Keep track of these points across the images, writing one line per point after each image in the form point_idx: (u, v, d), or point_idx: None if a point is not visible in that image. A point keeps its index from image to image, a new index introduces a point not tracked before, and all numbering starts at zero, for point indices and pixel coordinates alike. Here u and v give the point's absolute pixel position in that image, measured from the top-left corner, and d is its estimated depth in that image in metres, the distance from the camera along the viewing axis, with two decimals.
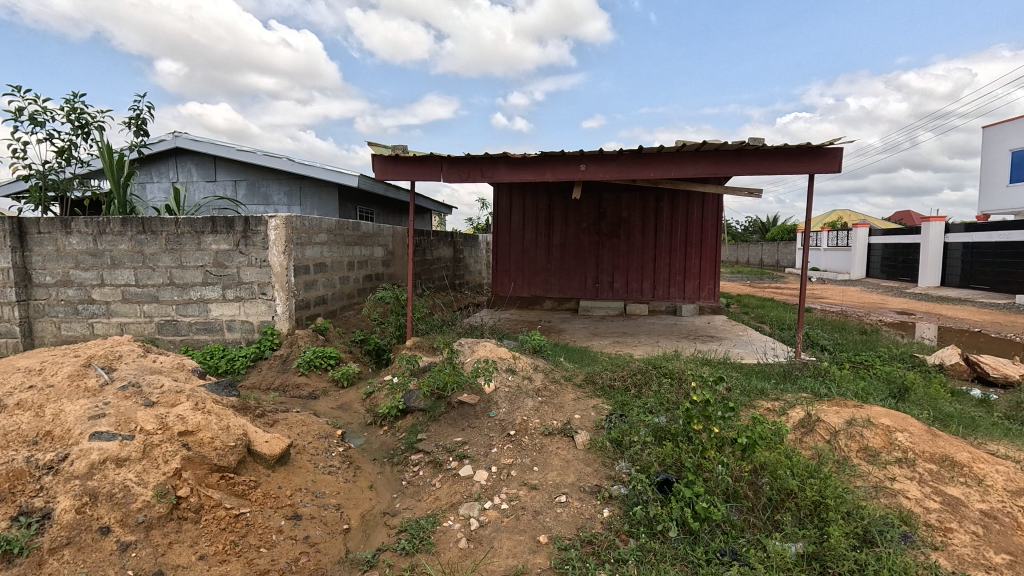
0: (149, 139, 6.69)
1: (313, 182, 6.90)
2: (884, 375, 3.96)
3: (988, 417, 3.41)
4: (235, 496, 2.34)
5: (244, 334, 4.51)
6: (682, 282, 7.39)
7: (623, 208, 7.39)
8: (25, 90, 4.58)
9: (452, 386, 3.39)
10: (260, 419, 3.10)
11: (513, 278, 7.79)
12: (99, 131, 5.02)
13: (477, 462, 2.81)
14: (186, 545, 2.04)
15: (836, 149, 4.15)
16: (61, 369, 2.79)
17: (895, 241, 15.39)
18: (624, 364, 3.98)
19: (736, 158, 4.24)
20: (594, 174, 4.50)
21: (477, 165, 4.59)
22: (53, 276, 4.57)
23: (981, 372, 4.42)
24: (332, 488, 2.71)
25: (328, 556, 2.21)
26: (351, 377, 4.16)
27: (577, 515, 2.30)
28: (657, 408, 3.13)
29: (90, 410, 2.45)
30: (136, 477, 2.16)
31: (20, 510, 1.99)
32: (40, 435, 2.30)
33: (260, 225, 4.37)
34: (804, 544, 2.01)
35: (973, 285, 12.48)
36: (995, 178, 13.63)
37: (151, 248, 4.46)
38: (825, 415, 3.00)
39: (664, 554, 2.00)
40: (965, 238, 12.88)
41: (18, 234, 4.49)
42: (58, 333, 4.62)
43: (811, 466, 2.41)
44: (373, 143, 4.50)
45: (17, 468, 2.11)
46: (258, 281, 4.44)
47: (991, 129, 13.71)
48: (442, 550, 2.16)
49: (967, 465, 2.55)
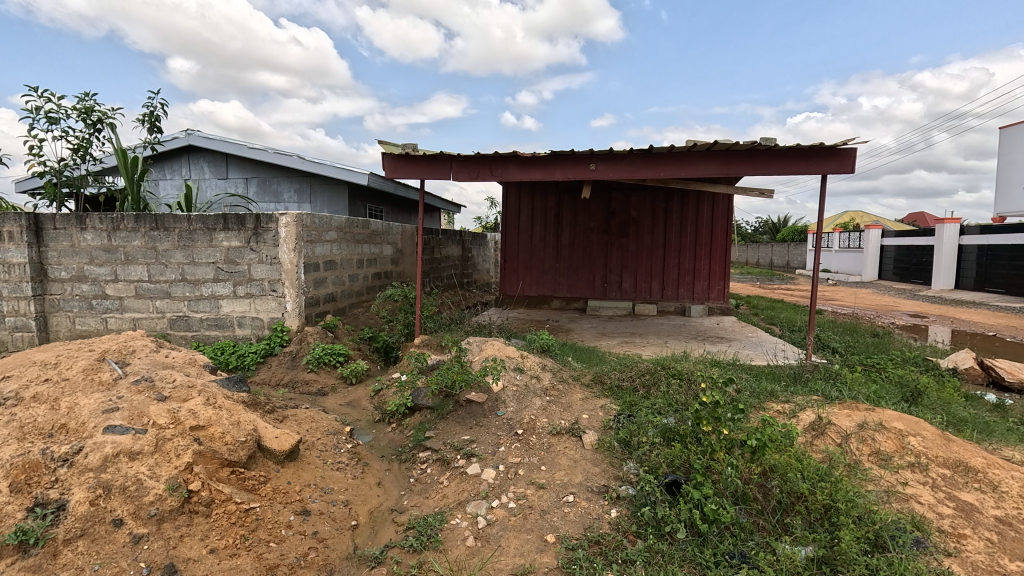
0: (162, 136, 6.77)
1: (323, 180, 6.94)
2: (896, 378, 3.92)
3: (1002, 422, 3.35)
4: (245, 490, 2.37)
5: (255, 331, 4.55)
6: (691, 283, 7.34)
7: (632, 207, 7.36)
8: (41, 89, 4.72)
9: (460, 384, 3.39)
10: (270, 414, 3.14)
11: (522, 277, 7.79)
12: (111, 128, 5.08)
13: (485, 460, 2.82)
14: (197, 538, 2.07)
15: (850, 149, 4.10)
16: (76, 363, 2.84)
17: (909, 242, 15.18)
18: (632, 364, 3.97)
19: (747, 158, 4.20)
20: (603, 173, 4.48)
21: (486, 165, 4.60)
22: (68, 271, 4.64)
23: (995, 376, 4.36)
24: (341, 485, 2.72)
25: (336, 552, 2.22)
26: (360, 374, 4.21)
27: (584, 515, 2.30)
28: (666, 409, 3.12)
29: (104, 403, 2.49)
30: (148, 470, 2.18)
31: (35, 501, 2.02)
32: (55, 428, 2.34)
33: (271, 222, 4.41)
34: (814, 548, 1.99)
35: (988, 288, 12.28)
36: (1013, 179, 13.35)
37: (164, 244, 4.51)
38: (836, 418, 2.97)
39: (672, 556, 1.99)
40: (981, 240, 12.67)
41: (35, 229, 4.57)
42: (73, 327, 4.69)
43: (822, 469, 2.38)
44: (383, 142, 4.52)
45: (33, 460, 2.14)
46: (269, 278, 4.48)
47: (1009, 129, 13.43)
48: (449, 548, 2.17)
49: (981, 471, 2.51)
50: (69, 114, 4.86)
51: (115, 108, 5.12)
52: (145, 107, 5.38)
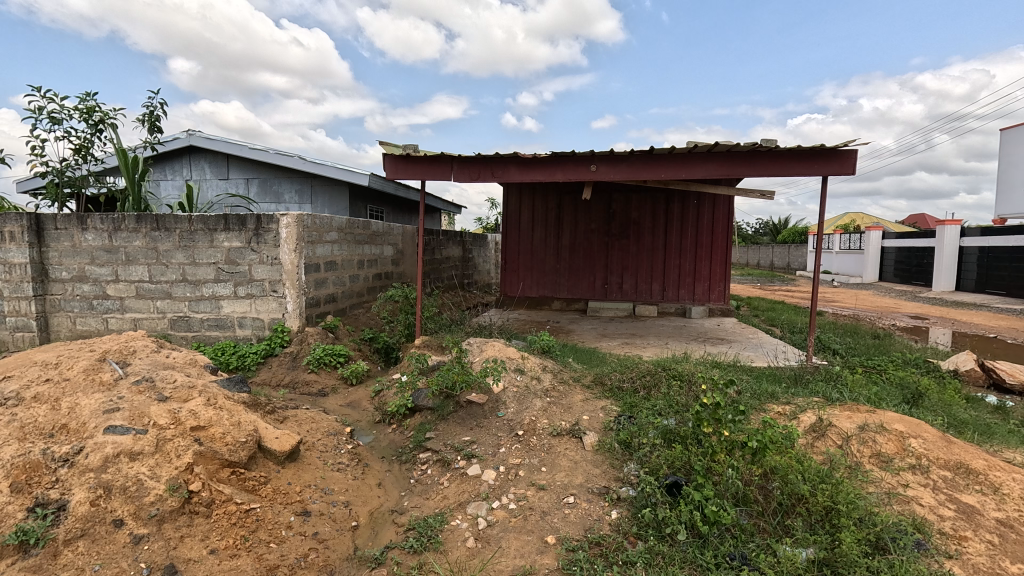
0: (163, 137, 6.78)
1: (324, 181, 6.95)
2: (898, 381, 3.91)
3: (1003, 424, 3.35)
4: (246, 491, 2.37)
5: (255, 331, 4.55)
6: (692, 284, 7.33)
7: (632, 208, 7.35)
8: (44, 90, 4.70)
9: (461, 385, 3.38)
10: (271, 415, 3.14)
11: (523, 278, 7.79)
12: (112, 128, 5.09)
13: (485, 461, 2.81)
14: (198, 539, 2.07)
15: (851, 150, 4.09)
16: (77, 363, 2.85)
17: (909, 244, 15.18)
18: (633, 365, 3.97)
19: (748, 159, 4.20)
20: (603, 175, 4.48)
21: (487, 166, 4.60)
22: (69, 271, 4.64)
23: (996, 379, 4.35)
24: (341, 485, 2.72)
25: (337, 553, 2.22)
26: (361, 375, 4.21)
27: (585, 517, 2.30)
28: (666, 411, 3.12)
29: (104, 404, 2.49)
30: (149, 471, 2.18)
31: (36, 501, 2.02)
32: (56, 428, 2.34)
33: (272, 223, 4.42)
34: (815, 550, 1.98)
35: (989, 290, 12.27)
36: (1014, 181, 13.35)
37: (165, 244, 4.51)
38: (837, 420, 2.97)
39: (673, 557, 1.99)
40: (982, 242, 12.66)
41: (36, 230, 4.57)
42: (73, 327, 4.70)
43: (823, 471, 2.37)
44: (384, 143, 4.53)
45: (33, 460, 2.14)
46: (269, 279, 4.48)
47: (1010, 131, 13.43)
48: (449, 549, 2.17)
49: (983, 473, 2.50)
50: (71, 115, 4.88)
51: (116, 108, 5.11)
52: (145, 107, 5.38)
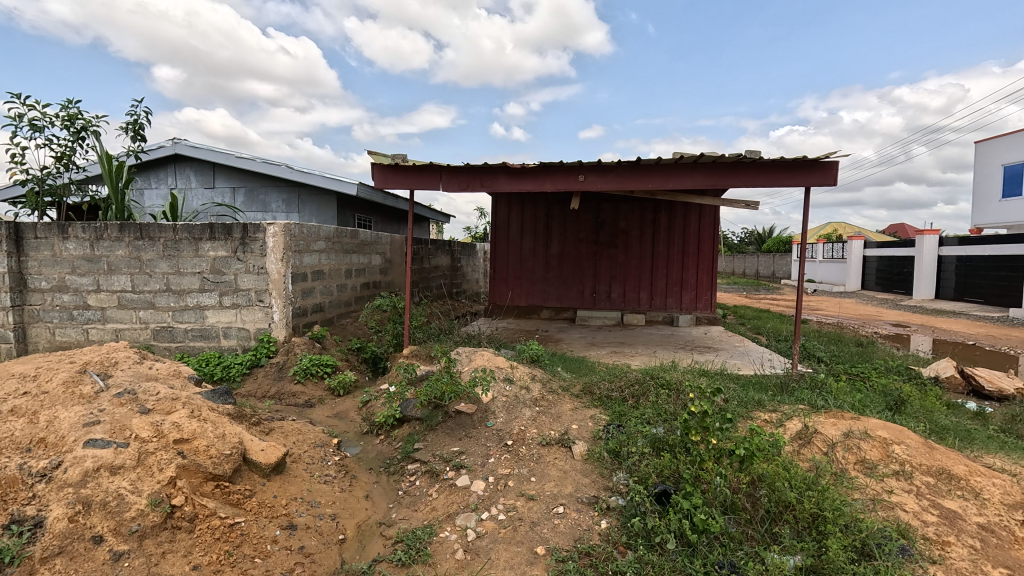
0: (148, 146, 6.71)
1: (312, 189, 6.90)
2: (881, 387, 3.98)
3: (984, 430, 3.42)
4: (230, 505, 2.33)
5: (241, 341, 4.49)
6: (679, 293, 7.42)
7: (621, 218, 7.43)
8: (25, 97, 4.57)
9: (450, 395, 3.36)
10: (255, 427, 3.09)
11: (511, 287, 7.80)
12: (95, 136, 5.02)
13: (474, 472, 2.79)
14: (180, 555, 2.02)
15: (833, 162, 4.19)
16: (56, 375, 2.78)
17: (890, 253, 15.50)
18: (622, 373, 3.98)
19: (733, 170, 4.28)
20: (592, 185, 4.52)
21: (477, 175, 4.63)
22: (48, 281, 4.55)
23: (976, 385, 4.43)
24: (328, 498, 2.69)
25: (323, 567, 2.19)
26: (348, 386, 4.17)
27: (574, 527, 2.29)
28: (655, 419, 3.13)
29: (84, 417, 2.43)
30: (130, 486, 2.13)
31: (11, 518, 1.95)
32: (33, 442, 2.28)
33: (258, 232, 4.37)
34: (803, 557, 1.99)
35: (968, 298, 12.58)
36: (989, 192, 13.74)
37: (148, 253, 4.45)
38: (822, 427, 3.01)
39: (662, 566, 1.99)
40: (960, 251, 12.98)
41: (14, 238, 4.47)
42: (52, 338, 4.59)
43: (809, 478, 2.40)
44: (373, 152, 4.53)
45: (9, 476, 2.07)
46: (256, 288, 4.43)
47: (985, 144, 13.84)
48: (438, 561, 2.15)
49: (964, 479, 2.55)
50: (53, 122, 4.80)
51: (99, 115, 5.03)
52: (128, 114, 5.29)
